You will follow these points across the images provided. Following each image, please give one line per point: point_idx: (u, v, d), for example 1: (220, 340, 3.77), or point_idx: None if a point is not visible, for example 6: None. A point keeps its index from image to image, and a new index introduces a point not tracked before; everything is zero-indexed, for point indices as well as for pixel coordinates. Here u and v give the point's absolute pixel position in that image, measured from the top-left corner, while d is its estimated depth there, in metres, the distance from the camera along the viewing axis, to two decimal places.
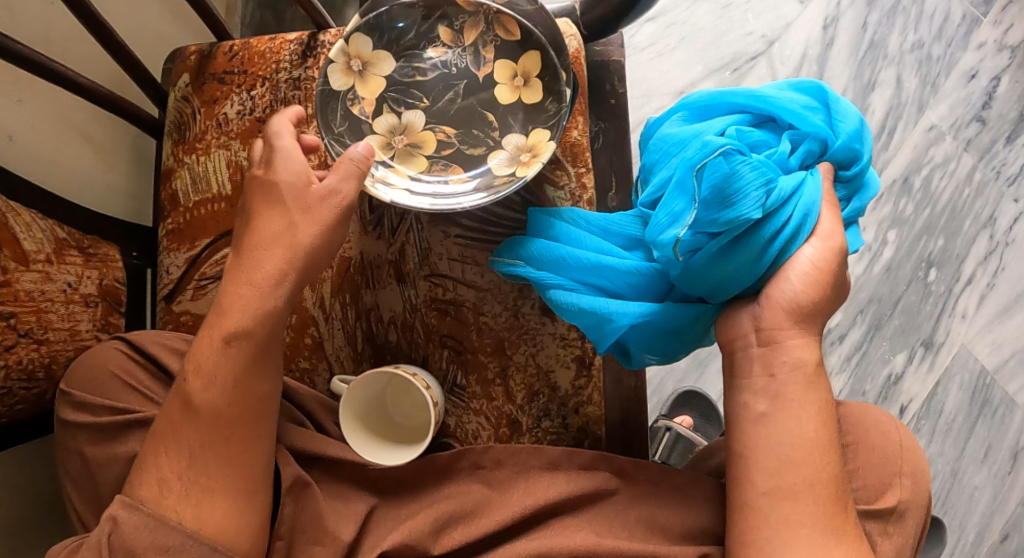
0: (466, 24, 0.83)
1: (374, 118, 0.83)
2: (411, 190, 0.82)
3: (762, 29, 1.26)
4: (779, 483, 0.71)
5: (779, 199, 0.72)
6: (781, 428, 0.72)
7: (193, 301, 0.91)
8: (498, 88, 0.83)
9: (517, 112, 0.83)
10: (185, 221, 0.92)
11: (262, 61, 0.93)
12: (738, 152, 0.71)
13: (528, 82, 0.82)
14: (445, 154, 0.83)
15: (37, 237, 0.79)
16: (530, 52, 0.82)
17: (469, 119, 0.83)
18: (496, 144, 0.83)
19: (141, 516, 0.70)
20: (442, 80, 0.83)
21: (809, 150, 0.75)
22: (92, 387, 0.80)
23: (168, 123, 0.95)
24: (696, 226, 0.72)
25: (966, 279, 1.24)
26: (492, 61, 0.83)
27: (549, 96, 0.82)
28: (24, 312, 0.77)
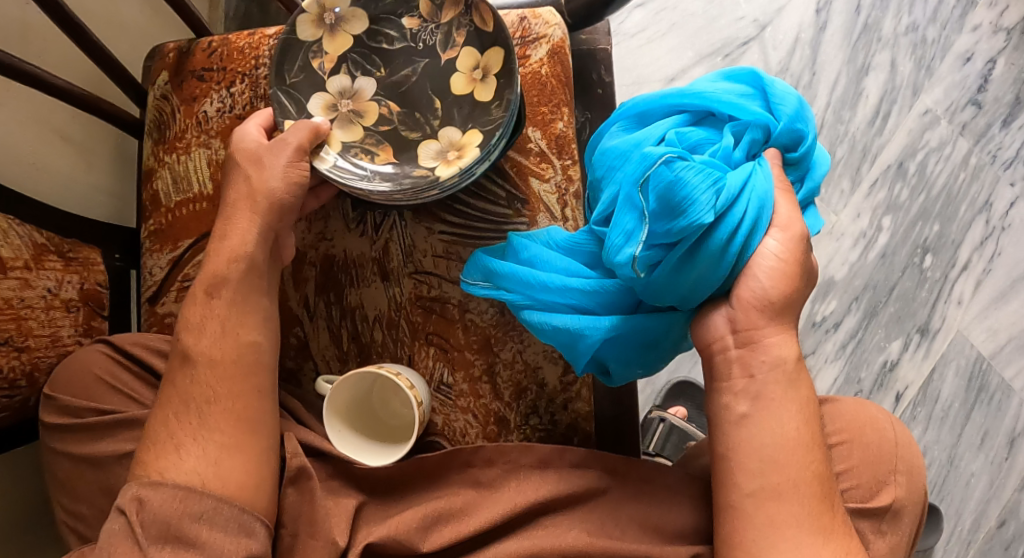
0: (447, 5, 0.85)
1: (329, 75, 0.86)
2: (337, 158, 0.85)
3: (754, 13, 1.24)
4: (764, 484, 0.70)
5: (732, 197, 0.68)
6: (776, 428, 0.71)
7: (177, 302, 0.90)
8: (455, 75, 0.85)
9: (463, 104, 0.85)
10: (167, 221, 0.91)
11: (241, 57, 0.91)
12: (681, 158, 0.67)
13: (485, 78, 0.84)
14: (381, 130, 0.86)
15: (14, 244, 0.78)
16: (494, 51, 0.83)
17: (415, 102, 0.86)
18: (432, 133, 0.86)
19: (168, 491, 0.70)
20: (405, 54, 0.87)
21: (753, 139, 0.71)
22: (77, 391, 0.79)
23: (148, 122, 0.93)
24: (651, 239, 0.68)
25: (961, 264, 1.22)
26: (460, 47, 0.85)
27: (497, 100, 0.83)
28: (4, 319, 0.76)
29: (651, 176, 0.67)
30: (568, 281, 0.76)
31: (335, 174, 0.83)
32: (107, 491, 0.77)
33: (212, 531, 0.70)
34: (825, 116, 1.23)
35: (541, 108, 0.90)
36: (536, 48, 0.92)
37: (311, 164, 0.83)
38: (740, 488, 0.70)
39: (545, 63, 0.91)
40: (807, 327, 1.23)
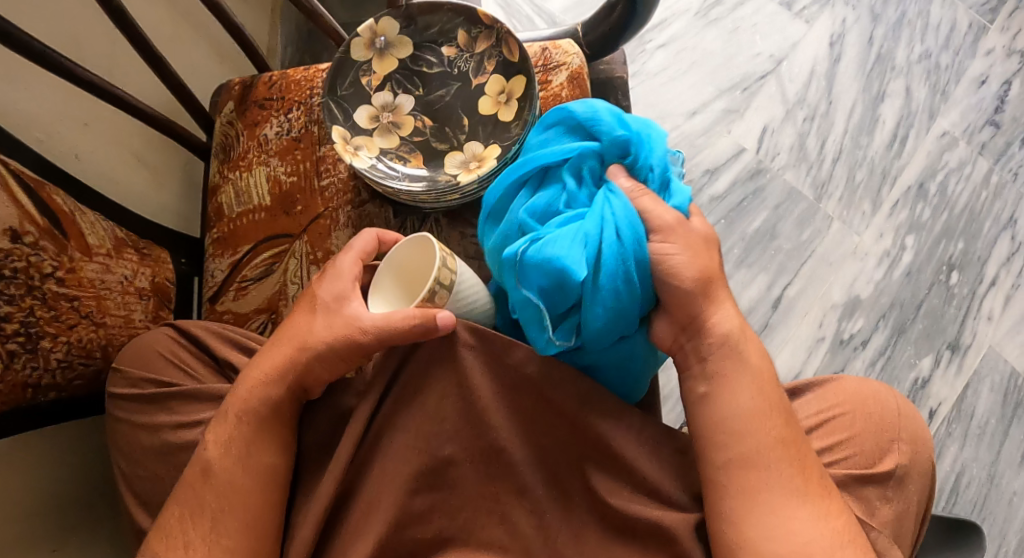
0: (480, 36, 0.98)
1: (375, 91, 1.00)
2: (375, 159, 0.97)
3: (770, 49, 1.32)
4: (732, 453, 0.72)
5: (608, 255, 0.72)
6: (750, 389, 0.74)
7: (235, 300, 1.02)
8: (483, 97, 0.98)
9: (488, 122, 0.97)
10: (229, 230, 1.03)
11: (298, 88, 1.06)
12: (534, 242, 0.74)
13: (508, 101, 0.96)
14: (415, 140, 0.99)
15: (99, 233, 0.90)
16: (517, 77, 0.96)
17: (446, 119, 0.99)
18: (459, 145, 0.98)
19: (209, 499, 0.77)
20: (442, 77, 1.00)
21: (591, 169, 0.77)
22: (139, 363, 0.88)
23: (215, 145, 1.06)
24: (557, 322, 0.76)
25: (988, 281, 1.24)
26: (489, 73, 0.98)
27: (516, 120, 0.95)
28: (86, 296, 0.87)
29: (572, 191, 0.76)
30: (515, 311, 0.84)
31: (373, 173, 0.96)
32: (162, 453, 0.86)
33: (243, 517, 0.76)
34: (844, 141, 1.29)
35: None
36: (557, 74, 1.03)
37: (354, 164, 0.95)
38: (722, 456, 0.72)
39: (565, 86, 1.02)
40: (837, 346, 1.24)
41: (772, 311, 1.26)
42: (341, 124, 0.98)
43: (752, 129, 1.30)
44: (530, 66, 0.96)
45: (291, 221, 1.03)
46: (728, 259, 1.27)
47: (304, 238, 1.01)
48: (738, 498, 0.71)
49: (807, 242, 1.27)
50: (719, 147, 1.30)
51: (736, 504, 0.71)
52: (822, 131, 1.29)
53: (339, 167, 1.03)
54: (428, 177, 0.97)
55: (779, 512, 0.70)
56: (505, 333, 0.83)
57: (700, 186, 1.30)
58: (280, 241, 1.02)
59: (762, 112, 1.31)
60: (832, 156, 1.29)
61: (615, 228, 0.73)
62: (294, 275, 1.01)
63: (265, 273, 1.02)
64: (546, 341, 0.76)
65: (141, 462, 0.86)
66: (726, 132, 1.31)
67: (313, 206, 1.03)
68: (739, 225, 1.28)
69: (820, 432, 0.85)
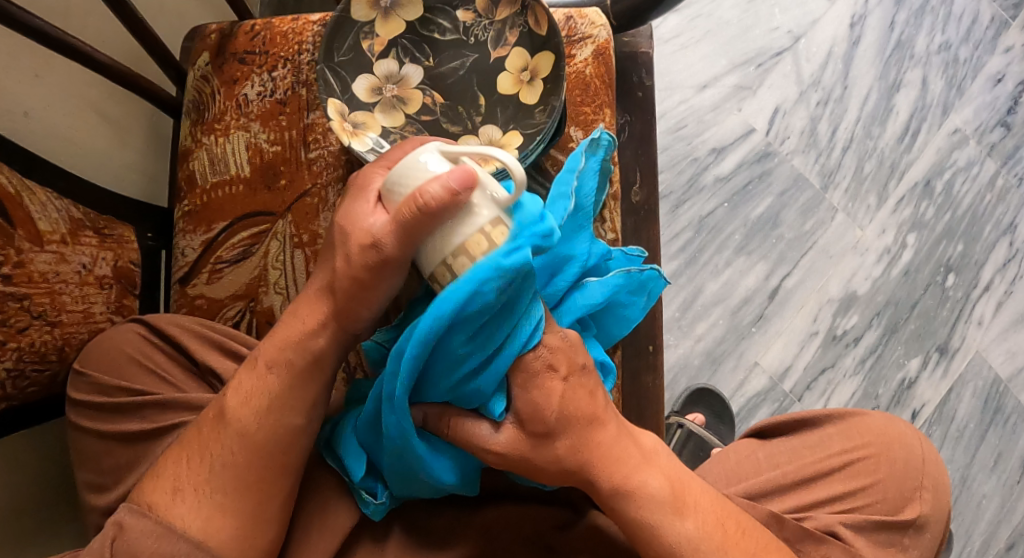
0: (503, 2, 0.86)
1: (377, 59, 0.87)
2: (378, 139, 0.85)
3: (788, 24, 1.26)
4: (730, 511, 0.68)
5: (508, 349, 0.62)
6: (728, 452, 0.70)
7: (209, 284, 0.89)
8: (503, 73, 0.86)
9: (508, 104, 0.85)
10: (202, 202, 0.90)
11: (284, 42, 0.91)
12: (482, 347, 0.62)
13: (532, 81, 0.84)
14: (423, 119, 0.87)
15: (52, 217, 0.77)
16: (545, 53, 0.84)
17: (459, 96, 0.87)
18: (473, 129, 0.86)
19: (149, 523, 0.65)
20: (456, 46, 0.87)
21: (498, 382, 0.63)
22: (108, 368, 0.78)
23: (187, 103, 0.92)
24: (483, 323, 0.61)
25: (983, 285, 1.23)
26: (511, 46, 0.86)
27: (540, 105, 0.84)
28: (38, 293, 0.75)
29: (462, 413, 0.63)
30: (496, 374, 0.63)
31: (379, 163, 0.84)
32: (136, 465, 0.75)
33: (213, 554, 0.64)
34: (855, 130, 1.24)
35: (584, 108, 0.90)
36: (581, 48, 0.91)
37: (354, 147, 0.83)
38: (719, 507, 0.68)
39: (589, 63, 0.91)
40: (828, 341, 1.20)
41: (768, 302, 1.21)
42: (338, 95, 0.85)
43: (764, 109, 1.24)
44: (559, 42, 0.83)
45: (274, 197, 0.89)
46: (728, 245, 1.22)
47: (288, 217, 0.88)
48: None
49: (809, 233, 1.22)
50: (728, 125, 1.24)
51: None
52: (835, 117, 1.24)
53: (331, 139, 0.89)
54: None
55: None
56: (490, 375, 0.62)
57: (705, 165, 1.24)
58: (261, 219, 0.89)
59: (776, 91, 1.25)
60: (842, 144, 1.24)
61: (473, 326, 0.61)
62: (277, 259, 0.89)
63: (243, 255, 0.89)
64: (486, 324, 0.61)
65: (109, 474, 0.76)
66: (736, 110, 1.25)
67: (299, 181, 0.89)
68: (742, 209, 1.23)
69: (843, 474, 0.81)
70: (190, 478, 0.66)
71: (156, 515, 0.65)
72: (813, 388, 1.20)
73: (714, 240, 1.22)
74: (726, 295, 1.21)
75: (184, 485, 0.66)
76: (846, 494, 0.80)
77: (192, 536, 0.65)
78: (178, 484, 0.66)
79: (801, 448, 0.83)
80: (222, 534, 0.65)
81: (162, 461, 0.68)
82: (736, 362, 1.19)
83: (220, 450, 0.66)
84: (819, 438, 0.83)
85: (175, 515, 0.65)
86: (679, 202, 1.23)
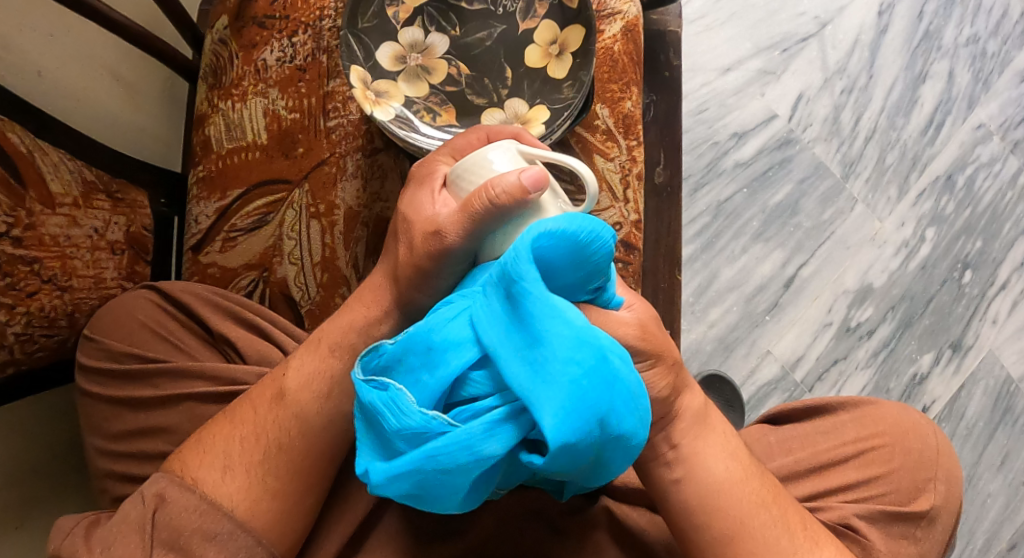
0: None
1: (402, 26, 0.84)
2: (400, 109, 0.83)
3: (815, 10, 1.24)
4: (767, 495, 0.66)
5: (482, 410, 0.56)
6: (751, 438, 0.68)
7: (222, 252, 0.87)
8: (531, 46, 0.84)
9: (536, 77, 0.84)
10: (217, 168, 0.88)
11: (305, 6, 0.89)
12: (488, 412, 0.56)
13: (561, 55, 0.83)
14: (448, 90, 0.85)
15: (64, 178, 0.75)
16: (576, 27, 0.82)
17: (484, 68, 0.85)
18: (498, 102, 0.84)
19: (193, 498, 0.63)
20: (482, 15, 0.85)
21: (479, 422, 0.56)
22: (119, 335, 0.76)
23: (204, 67, 0.90)
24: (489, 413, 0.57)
25: (1000, 283, 1.22)
26: (540, 17, 0.83)
27: (570, 80, 0.82)
28: (49, 257, 0.73)
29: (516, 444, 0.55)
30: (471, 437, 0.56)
31: (401, 133, 0.82)
32: (147, 431, 0.74)
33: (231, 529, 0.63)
34: (879, 120, 1.22)
35: (612, 84, 0.88)
36: (610, 23, 0.89)
37: (377, 116, 0.81)
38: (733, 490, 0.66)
39: (618, 39, 0.89)
40: (842, 332, 1.19)
41: (782, 291, 1.19)
42: (361, 64, 0.82)
43: (787, 95, 1.22)
44: (591, 17, 0.81)
45: (291, 165, 0.87)
46: (745, 231, 1.20)
47: (306, 186, 0.86)
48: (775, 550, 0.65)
49: (827, 222, 1.21)
50: (750, 110, 1.22)
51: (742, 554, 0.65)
52: (858, 106, 1.22)
53: (351, 108, 0.87)
54: None
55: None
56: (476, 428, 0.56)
57: (725, 149, 1.22)
58: (276, 187, 0.87)
59: (800, 77, 1.23)
60: (865, 134, 1.22)
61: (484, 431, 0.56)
62: (292, 229, 0.87)
63: (258, 224, 0.87)
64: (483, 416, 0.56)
65: (119, 440, 0.75)
66: (759, 94, 1.22)
67: (317, 150, 0.87)
68: (761, 195, 1.21)
69: (855, 462, 0.80)
70: (242, 457, 0.65)
71: (201, 490, 0.64)
72: (824, 378, 1.19)
73: (731, 226, 1.20)
74: (740, 282, 1.19)
75: (235, 463, 0.65)
76: (859, 483, 0.79)
77: (237, 516, 0.64)
78: (230, 461, 0.65)
79: (814, 434, 0.82)
80: (247, 511, 0.64)
81: (205, 435, 0.67)
82: (748, 350, 1.18)
83: (273, 429, 0.66)
84: (834, 425, 0.82)
85: (221, 491, 0.64)
86: (697, 185, 1.21)
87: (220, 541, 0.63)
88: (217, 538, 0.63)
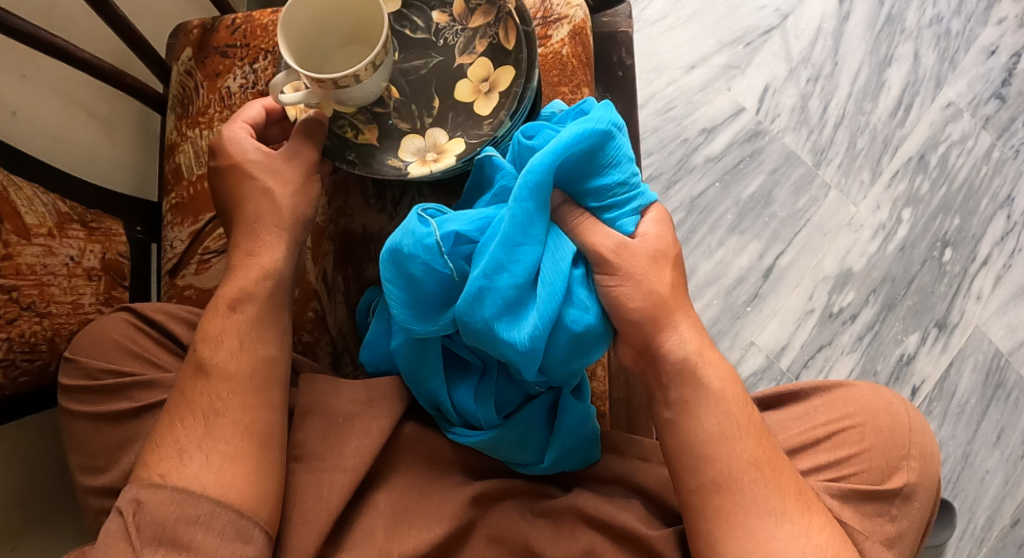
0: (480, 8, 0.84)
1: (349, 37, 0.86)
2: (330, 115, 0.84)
3: (776, 2, 1.26)
4: (755, 472, 0.70)
5: (511, 272, 0.68)
6: (716, 413, 0.72)
7: (197, 274, 0.91)
8: (463, 80, 0.84)
9: (460, 111, 0.83)
10: (188, 195, 0.92)
11: (264, 34, 0.93)
12: (498, 270, 0.68)
13: (489, 93, 0.82)
14: (375, 111, 0.83)
15: (38, 211, 0.79)
16: (508, 68, 0.82)
17: (415, 94, 0.84)
18: (421, 129, 0.83)
19: (166, 493, 0.67)
20: (424, 45, 0.85)
21: (501, 269, 0.68)
22: (96, 353, 0.80)
23: (172, 98, 0.94)
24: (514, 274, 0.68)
25: (981, 259, 1.21)
26: (477, 54, 0.84)
27: (491, 116, 0.81)
28: (26, 285, 0.77)
29: (566, 318, 0.69)
30: (494, 279, 0.68)
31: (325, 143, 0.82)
32: (125, 446, 0.77)
33: (208, 536, 0.66)
34: (846, 106, 1.24)
35: (562, 87, 0.90)
36: (557, 29, 0.91)
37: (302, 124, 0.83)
38: (710, 463, 0.71)
39: (566, 43, 0.91)
40: (825, 319, 1.20)
41: (762, 281, 1.20)
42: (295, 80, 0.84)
43: (753, 88, 1.24)
44: (527, 63, 0.80)
45: None
46: (721, 225, 1.22)
47: None
48: (750, 528, 0.69)
49: (802, 210, 1.22)
50: (717, 105, 1.24)
51: (719, 531, 0.69)
52: (825, 93, 1.24)
53: None
54: (379, 160, 0.83)
55: (797, 529, 0.69)
56: (512, 270, 0.68)
57: (695, 145, 1.24)
58: None
59: (764, 69, 1.25)
60: (834, 121, 1.23)
61: (511, 274, 0.68)
62: None
63: (230, 245, 0.91)
64: (501, 275, 0.68)
65: (99, 455, 0.78)
66: (725, 89, 1.24)
67: None
68: (733, 188, 1.22)
69: (825, 444, 0.81)
70: (190, 438, 0.71)
71: (171, 485, 0.68)
72: (810, 365, 1.19)
73: (706, 220, 1.22)
74: (719, 275, 1.20)
75: (187, 445, 0.70)
76: (830, 463, 0.80)
77: (212, 495, 0.68)
78: (182, 445, 0.70)
79: (787, 420, 0.83)
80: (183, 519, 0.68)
81: (167, 428, 0.72)
82: (731, 342, 1.19)
83: (191, 420, 0.72)
84: (806, 409, 0.84)
85: (188, 477, 0.69)
86: (669, 183, 1.23)
87: (203, 522, 0.67)
88: (199, 520, 0.67)
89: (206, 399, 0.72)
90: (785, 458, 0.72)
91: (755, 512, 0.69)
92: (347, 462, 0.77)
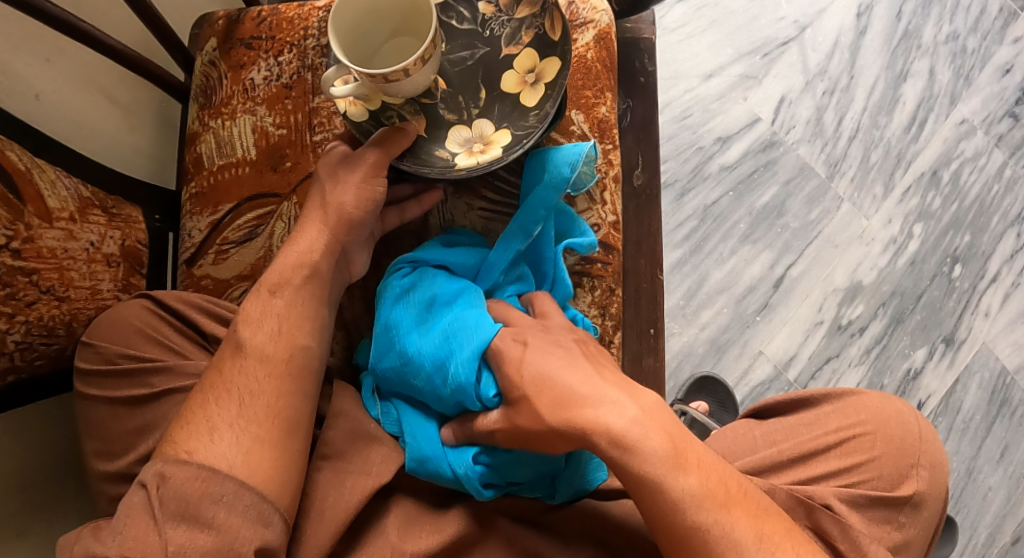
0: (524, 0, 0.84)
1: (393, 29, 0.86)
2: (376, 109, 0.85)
3: (794, 14, 1.27)
4: (717, 513, 0.66)
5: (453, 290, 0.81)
6: (664, 456, 0.67)
7: (215, 264, 0.91)
8: (509, 71, 0.85)
9: (506, 101, 0.85)
10: (209, 184, 0.92)
11: (290, 27, 0.93)
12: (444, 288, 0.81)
13: (535, 84, 0.84)
14: (423, 102, 0.84)
15: (61, 195, 0.79)
16: (553, 59, 0.83)
17: (461, 85, 0.85)
18: (468, 119, 0.85)
19: (191, 469, 0.67)
20: (469, 35, 0.86)
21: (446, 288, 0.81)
22: (116, 337, 0.80)
23: (195, 88, 0.94)
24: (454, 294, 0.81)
25: (990, 276, 1.22)
26: (523, 45, 0.84)
27: (538, 108, 0.83)
28: (47, 268, 0.77)
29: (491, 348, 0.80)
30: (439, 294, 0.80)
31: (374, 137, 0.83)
32: (143, 432, 0.77)
33: (231, 515, 0.66)
34: (861, 120, 1.24)
35: (585, 91, 0.89)
36: (583, 32, 0.90)
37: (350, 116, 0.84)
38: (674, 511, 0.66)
39: (591, 47, 0.90)
40: (833, 331, 1.20)
41: (772, 291, 1.21)
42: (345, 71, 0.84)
43: (769, 98, 1.25)
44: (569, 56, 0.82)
45: (279, 179, 0.91)
46: (733, 234, 1.22)
47: (294, 199, 0.90)
48: None
49: (814, 222, 1.22)
50: (734, 114, 1.25)
51: None
52: (841, 106, 1.25)
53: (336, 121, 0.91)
54: (430, 151, 0.84)
55: None
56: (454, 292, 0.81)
57: (710, 153, 1.24)
58: (266, 200, 0.91)
59: (781, 80, 1.25)
60: (848, 134, 1.24)
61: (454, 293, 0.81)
62: (280, 239, 0.90)
63: (249, 236, 0.90)
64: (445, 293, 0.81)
65: (115, 441, 0.78)
66: (742, 99, 1.25)
67: (303, 163, 0.91)
68: (747, 198, 1.23)
69: (836, 451, 0.81)
70: (223, 418, 0.70)
71: (198, 462, 0.67)
72: (817, 376, 1.20)
73: (718, 229, 1.22)
74: (730, 284, 1.21)
75: (218, 424, 0.70)
76: (840, 471, 0.80)
77: (237, 475, 0.68)
78: (213, 424, 0.70)
79: (798, 426, 0.84)
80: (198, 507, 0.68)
81: (188, 411, 0.71)
82: (740, 351, 1.19)
83: (221, 404, 0.71)
84: (817, 416, 0.84)
85: (215, 454, 0.68)
86: (683, 191, 1.24)
87: (227, 502, 0.66)
88: (224, 500, 0.66)
89: (227, 389, 0.72)
90: (744, 491, 0.68)
91: (724, 543, 0.66)
92: (362, 458, 0.77)
